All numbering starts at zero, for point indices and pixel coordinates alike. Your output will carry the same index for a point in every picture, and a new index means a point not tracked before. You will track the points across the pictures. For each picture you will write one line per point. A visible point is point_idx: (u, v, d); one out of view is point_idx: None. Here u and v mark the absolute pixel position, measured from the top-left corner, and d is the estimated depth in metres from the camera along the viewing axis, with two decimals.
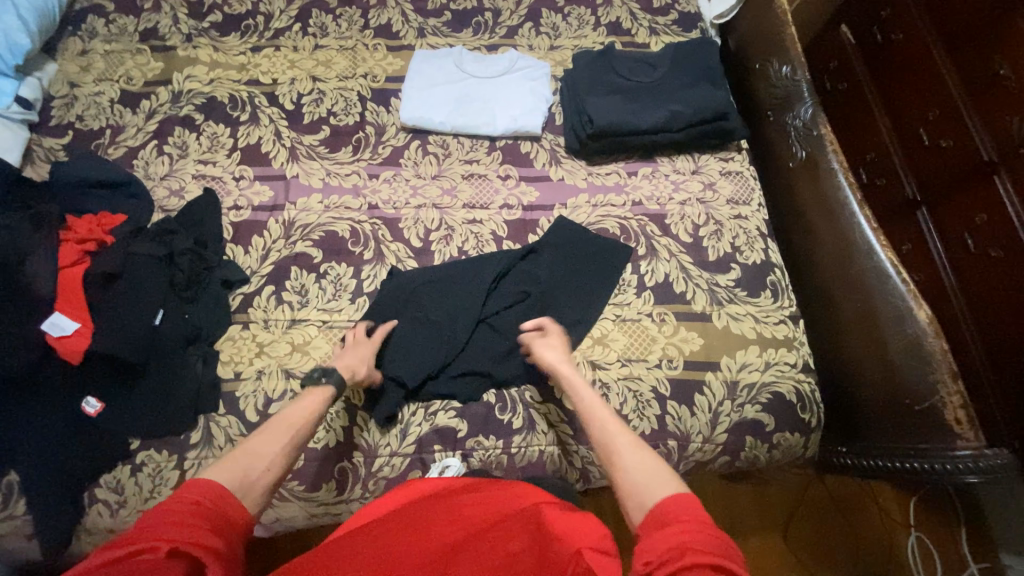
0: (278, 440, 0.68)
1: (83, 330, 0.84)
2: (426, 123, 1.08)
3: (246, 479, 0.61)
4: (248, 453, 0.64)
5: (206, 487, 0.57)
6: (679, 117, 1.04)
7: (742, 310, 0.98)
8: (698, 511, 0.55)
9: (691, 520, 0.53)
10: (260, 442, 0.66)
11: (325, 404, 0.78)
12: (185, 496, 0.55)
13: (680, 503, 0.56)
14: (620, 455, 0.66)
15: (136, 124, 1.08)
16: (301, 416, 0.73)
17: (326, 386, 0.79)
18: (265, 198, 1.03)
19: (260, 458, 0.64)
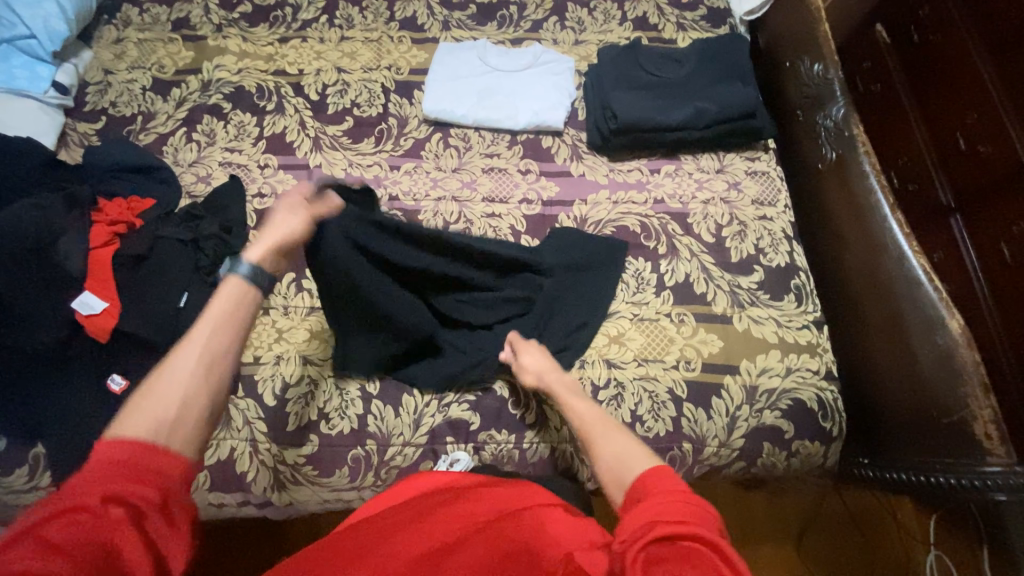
0: (188, 368, 0.51)
1: (111, 310, 0.86)
2: (448, 115, 1.08)
3: (164, 420, 0.47)
4: (158, 391, 0.49)
5: (120, 438, 0.45)
6: (705, 115, 1.02)
7: (764, 314, 0.96)
8: (671, 481, 0.52)
9: (663, 493, 0.50)
10: (171, 373, 0.50)
11: (253, 299, 0.59)
12: (103, 451, 0.44)
13: (656, 478, 0.53)
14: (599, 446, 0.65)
15: (166, 111, 1.10)
16: (218, 326, 0.55)
17: (240, 278, 0.58)
18: (289, 186, 1.05)
19: (176, 390, 0.50)
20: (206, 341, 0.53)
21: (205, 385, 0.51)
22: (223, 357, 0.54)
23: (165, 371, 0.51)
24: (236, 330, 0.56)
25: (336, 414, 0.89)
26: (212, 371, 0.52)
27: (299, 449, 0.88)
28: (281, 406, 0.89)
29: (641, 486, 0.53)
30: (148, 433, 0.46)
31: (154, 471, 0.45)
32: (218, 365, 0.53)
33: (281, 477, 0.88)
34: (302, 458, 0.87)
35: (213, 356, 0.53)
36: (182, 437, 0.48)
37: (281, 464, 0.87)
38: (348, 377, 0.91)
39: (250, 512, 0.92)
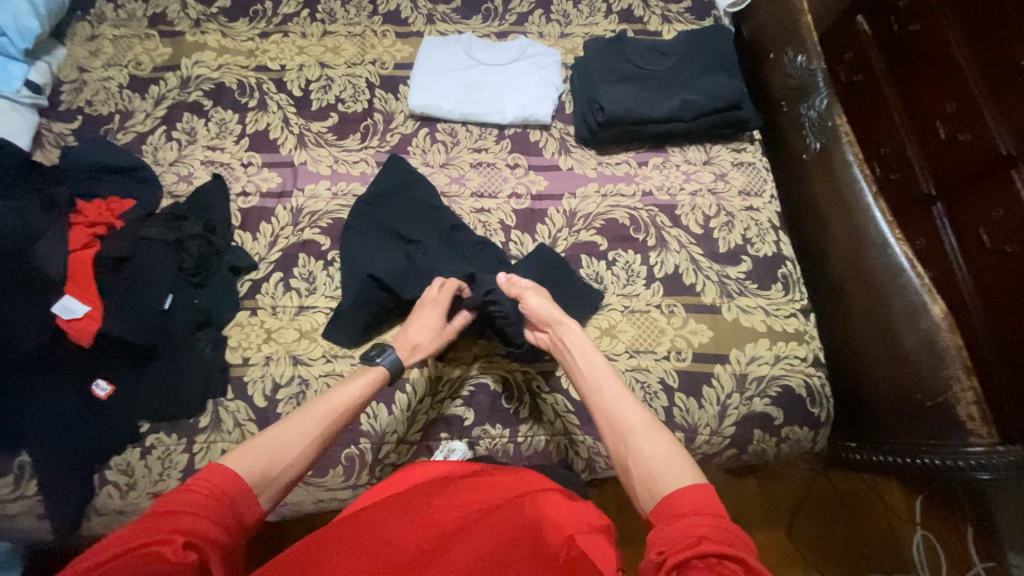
0: (309, 429, 0.68)
1: (94, 313, 0.83)
2: (434, 110, 1.07)
3: (272, 471, 0.63)
4: (277, 440, 0.65)
5: (227, 469, 0.59)
6: (691, 106, 1.02)
7: (752, 303, 0.97)
8: (711, 503, 0.55)
9: (706, 513, 0.53)
10: (292, 428, 0.67)
11: (372, 389, 0.78)
12: (209, 479, 0.57)
13: (699, 495, 0.56)
14: (637, 439, 0.66)
15: (144, 110, 1.08)
16: (339, 405, 0.73)
17: (382, 368, 0.81)
18: (274, 184, 1.03)
19: (293, 446, 0.66)
20: (325, 413, 0.71)
21: (310, 448, 0.68)
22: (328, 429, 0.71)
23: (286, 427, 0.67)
24: (347, 411, 0.74)
25: None
26: (321, 437, 0.69)
27: None
28: (273, 407, 0.88)
29: (680, 501, 0.56)
30: (258, 471, 0.61)
31: (241, 511, 0.57)
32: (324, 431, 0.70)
33: None
34: None
35: (326, 424, 0.70)
36: (272, 488, 0.63)
37: None
38: (339, 375, 0.90)
39: None
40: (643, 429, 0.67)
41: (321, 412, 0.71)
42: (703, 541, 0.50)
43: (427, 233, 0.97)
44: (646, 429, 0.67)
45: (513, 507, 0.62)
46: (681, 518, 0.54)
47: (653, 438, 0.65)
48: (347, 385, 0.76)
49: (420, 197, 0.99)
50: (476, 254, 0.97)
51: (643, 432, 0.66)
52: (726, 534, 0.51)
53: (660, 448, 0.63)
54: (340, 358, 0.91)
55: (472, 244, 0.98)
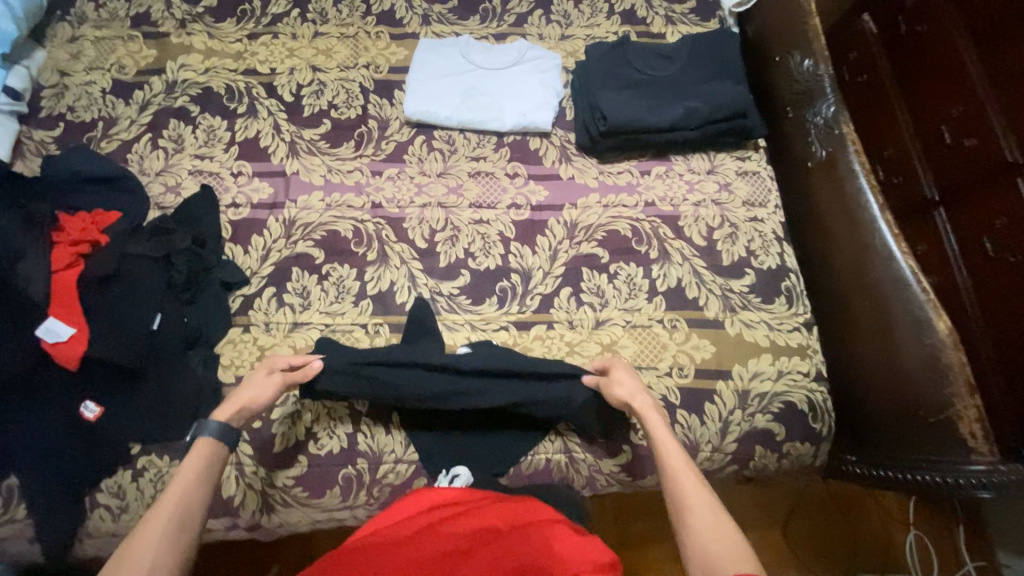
0: (159, 524, 0.62)
1: (80, 336, 0.80)
2: (431, 117, 1.04)
3: None
4: (130, 558, 0.59)
5: None
6: (695, 115, 0.99)
7: (755, 317, 0.96)
8: (750, 575, 0.56)
9: None
10: (142, 535, 0.61)
11: (212, 458, 0.72)
12: None
13: (742, 570, 0.56)
14: (688, 510, 0.65)
15: (128, 116, 1.04)
16: (180, 492, 0.66)
17: (208, 440, 0.73)
18: (265, 195, 1.00)
19: (144, 554, 0.59)
20: (172, 509, 0.64)
21: (172, 546, 0.61)
22: (191, 511, 0.65)
23: (132, 543, 0.60)
24: (194, 499, 0.66)
25: (325, 433, 0.87)
26: (179, 531, 0.63)
27: (287, 470, 0.85)
28: (267, 427, 0.86)
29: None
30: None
31: None
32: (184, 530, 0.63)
33: (269, 500, 0.85)
34: (291, 480, 0.85)
35: (182, 517, 0.64)
36: None
37: (269, 486, 0.85)
38: (335, 394, 0.89)
39: (238, 536, 0.89)
40: (711, 529, 0.62)
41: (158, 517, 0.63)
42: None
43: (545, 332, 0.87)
44: (699, 504, 0.65)
45: (520, 535, 0.61)
46: None
47: (703, 500, 0.66)
48: (185, 462, 0.70)
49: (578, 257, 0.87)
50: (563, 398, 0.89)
51: (695, 507, 0.65)
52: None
53: (708, 522, 0.63)
54: None
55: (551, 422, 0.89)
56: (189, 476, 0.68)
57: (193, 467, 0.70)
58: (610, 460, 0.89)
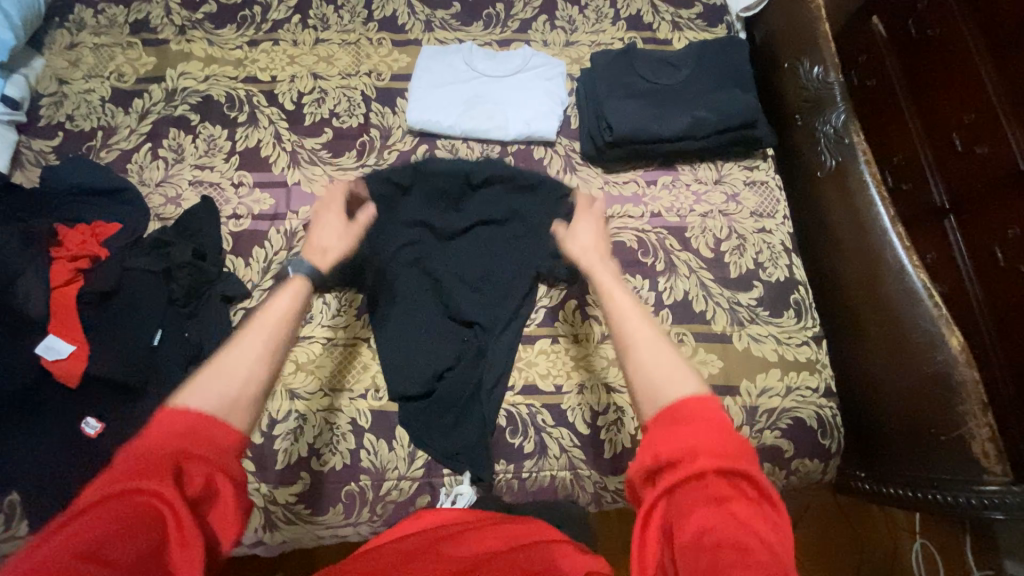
0: (256, 338, 0.58)
1: (79, 353, 0.80)
2: (434, 126, 1.02)
3: (228, 394, 0.54)
4: (226, 364, 0.56)
5: (184, 413, 0.51)
6: (703, 125, 0.97)
7: (764, 331, 0.94)
8: (709, 410, 0.50)
9: (706, 422, 0.49)
10: (240, 347, 0.58)
11: (305, 297, 0.65)
12: (166, 422, 0.50)
13: (691, 402, 0.51)
14: (633, 344, 0.59)
15: (128, 125, 1.03)
16: (280, 318, 0.61)
17: (302, 278, 0.67)
18: (266, 206, 0.98)
19: (239, 364, 0.56)
20: (268, 328, 0.60)
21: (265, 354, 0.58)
22: (283, 343, 0.60)
23: (226, 358, 0.56)
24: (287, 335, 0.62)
25: (327, 449, 0.86)
26: (276, 349, 0.59)
27: (289, 487, 0.85)
28: (269, 443, 0.86)
29: (676, 405, 0.51)
30: (214, 403, 0.52)
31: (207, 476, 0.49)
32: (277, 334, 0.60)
33: (272, 517, 0.84)
34: (294, 497, 0.84)
35: (285, 341, 0.60)
36: (238, 436, 0.53)
37: (271, 503, 0.84)
38: (337, 410, 0.88)
39: (242, 552, 0.88)
40: (647, 326, 0.60)
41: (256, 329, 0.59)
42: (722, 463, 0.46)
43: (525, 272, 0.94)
44: (642, 335, 0.60)
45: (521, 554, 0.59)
46: (677, 422, 0.50)
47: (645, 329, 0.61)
48: (276, 298, 0.64)
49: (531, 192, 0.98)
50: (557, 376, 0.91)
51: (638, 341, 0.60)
52: (718, 431, 0.48)
53: (657, 355, 0.57)
54: (339, 392, 0.89)
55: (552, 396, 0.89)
56: (286, 317, 0.62)
57: (288, 306, 0.63)
58: (616, 477, 0.88)
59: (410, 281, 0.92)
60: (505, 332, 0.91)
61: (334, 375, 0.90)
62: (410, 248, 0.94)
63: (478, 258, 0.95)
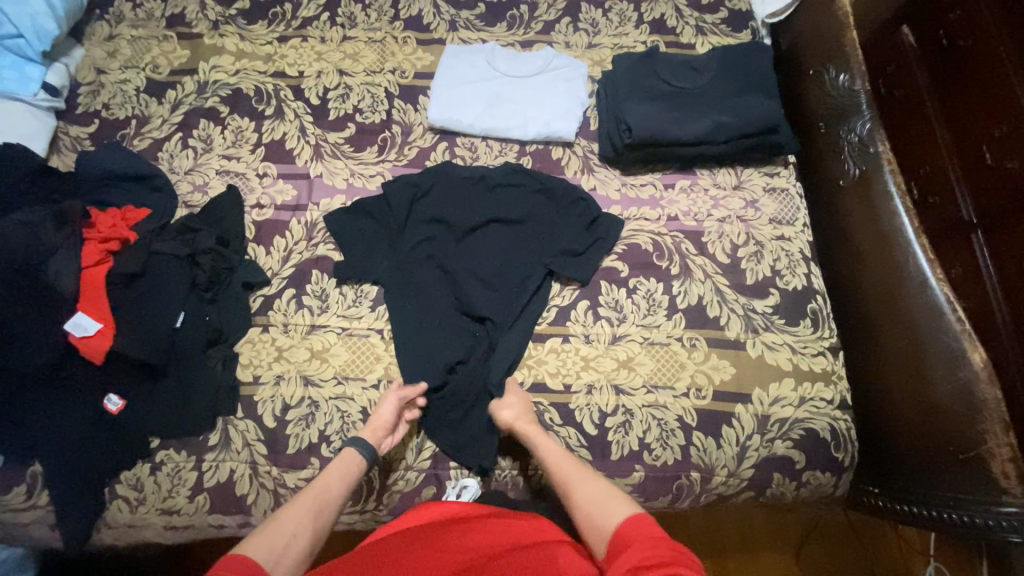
0: (304, 513, 0.68)
1: (106, 330, 0.83)
2: (454, 124, 1.04)
3: (277, 549, 0.62)
4: (279, 525, 0.65)
5: (244, 559, 0.59)
6: (723, 130, 0.97)
7: (778, 340, 0.93)
8: (651, 529, 0.61)
9: (647, 536, 0.59)
10: (288, 518, 0.66)
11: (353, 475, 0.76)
12: (231, 563, 0.58)
13: (636, 522, 0.62)
14: (574, 485, 0.72)
15: (160, 115, 1.06)
16: (321, 497, 0.71)
17: (352, 453, 0.78)
18: (288, 197, 1.01)
19: (284, 534, 0.64)
20: (311, 502, 0.70)
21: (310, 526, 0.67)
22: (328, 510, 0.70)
23: (276, 520, 0.65)
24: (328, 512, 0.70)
25: (337, 437, 0.87)
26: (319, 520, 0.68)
27: (299, 472, 0.86)
28: (282, 428, 0.88)
29: (622, 533, 0.62)
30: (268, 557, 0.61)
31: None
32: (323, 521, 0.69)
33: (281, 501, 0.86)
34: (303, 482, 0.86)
35: (320, 518, 0.69)
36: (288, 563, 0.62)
37: (281, 487, 0.86)
38: (349, 399, 0.89)
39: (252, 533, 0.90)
40: (583, 479, 0.73)
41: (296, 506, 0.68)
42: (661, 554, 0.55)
43: (535, 267, 0.95)
44: (587, 480, 0.73)
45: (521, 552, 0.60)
46: (627, 547, 0.59)
47: (587, 475, 0.74)
48: (329, 469, 0.75)
49: (543, 194, 0.99)
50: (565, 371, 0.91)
51: (584, 487, 0.72)
52: (651, 538, 0.59)
53: (597, 496, 0.69)
54: (351, 381, 0.90)
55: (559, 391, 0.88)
56: (336, 489, 0.73)
57: (335, 484, 0.74)
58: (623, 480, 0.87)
59: (423, 273, 0.94)
60: (513, 324, 0.92)
61: (347, 364, 0.91)
62: (423, 241, 0.95)
63: (489, 252, 0.95)
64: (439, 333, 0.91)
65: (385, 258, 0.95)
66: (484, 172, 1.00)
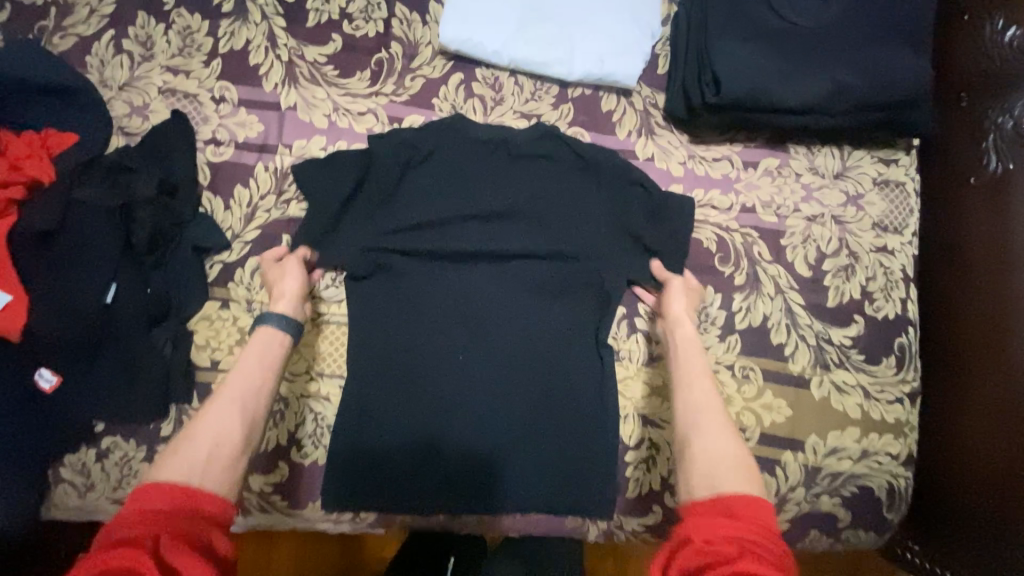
0: (228, 414, 0.58)
1: (16, 304, 0.66)
2: (473, 49, 0.76)
3: (197, 457, 0.54)
4: (198, 431, 0.56)
5: (159, 485, 0.50)
6: (839, 95, 0.70)
7: (851, 380, 0.75)
8: (762, 515, 0.50)
9: (755, 523, 0.49)
10: (208, 421, 0.57)
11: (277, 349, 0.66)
12: (139, 499, 0.49)
13: (754, 509, 0.50)
14: (700, 424, 0.60)
15: (88, 2, 0.79)
16: (248, 379, 0.62)
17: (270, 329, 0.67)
18: (253, 133, 0.78)
19: (206, 445, 0.55)
20: (237, 404, 0.59)
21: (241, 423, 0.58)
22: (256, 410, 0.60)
23: (192, 432, 0.56)
24: (254, 396, 0.61)
25: (309, 441, 0.75)
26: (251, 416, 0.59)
27: (267, 476, 0.74)
28: None
29: (736, 501, 0.51)
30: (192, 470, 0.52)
31: (199, 497, 0.51)
32: (252, 416, 0.60)
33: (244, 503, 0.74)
34: (269, 486, 0.74)
35: (248, 412, 0.60)
36: None
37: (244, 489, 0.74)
38: (326, 399, 0.75)
39: None
40: (712, 417, 0.60)
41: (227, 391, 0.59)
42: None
43: (566, 270, 0.74)
44: (715, 419, 0.60)
45: None
46: (730, 518, 0.50)
47: (711, 397, 0.62)
48: (244, 357, 0.64)
49: (586, 171, 0.75)
50: (595, 411, 0.73)
51: (711, 422, 0.60)
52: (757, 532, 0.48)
53: (719, 450, 0.57)
54: (328, 378, 0.76)
55: (594, 429, 0.73)
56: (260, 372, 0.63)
57: (261, 363, 0.64)
58: (637, 520, 0.75)
59: (409, 259, 0.74)
60: (539, 344, 0.74)
61: (323, 357, 0.76)
62: (418, 217, 0.74)
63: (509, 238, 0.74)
64: (439, 340, 0.73)
65: (367, 237, 0.73)
66: (506, 133, 0.75)
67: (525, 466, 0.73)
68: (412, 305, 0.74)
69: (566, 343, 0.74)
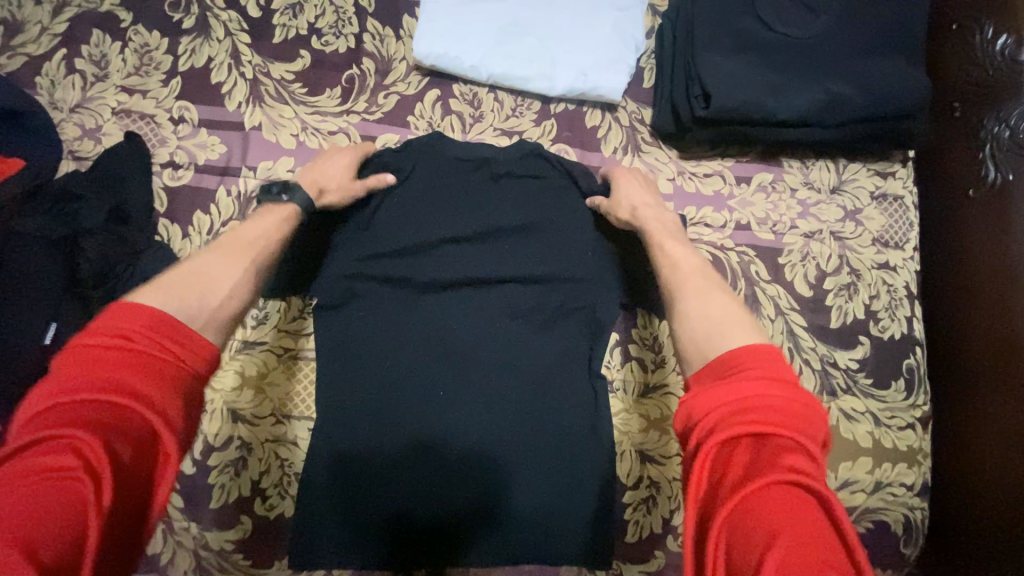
0: (234, 262, 0.50)
1: None
2: (450, 64, 0.72)
3: (209, 298, 0.46)
4: (203, 269, 0.48)
5: (134, 311, 0.40)
6: (834, 106, 0.67)
7: (859, 406, 0.71)
8: (779, 367, 0.41)
9: (770, 373, 0.40)
10: (212, 264, 0.49)
11: (291, 226, 0.58)
12: (112, 319, 0.39)
13: (758, 356, 0.42)
14: (688, 293, 0.52)
15: (37, 20, 0.74)
16: (254, 241, 0.54)
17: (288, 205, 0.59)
18: (215, 155, 0.73)
19: (210, 283, 0.47)
20: (244, 254, 0.52)
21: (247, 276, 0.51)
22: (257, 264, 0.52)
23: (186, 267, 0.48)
24: (257, 249, 0.53)
25: (274, 491, 0.68)
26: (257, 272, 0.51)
27: (226, 532, 0.67)
28: (202, 476, 0.67)
29: (738, 358, 0.42)
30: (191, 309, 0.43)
31: (184, 354, 0.40)
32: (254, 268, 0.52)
33: (203, 564, 0.67)
34: (230, 544, 0.67)
35: (253, 262, 0.52)
36: None
37: (202, 548, 0.67)
38: (295, 444, 0.69)
39: None
40: (698, 288, 0.53)
41: (222, 250, 0.51)
42: (776, 566, 0.30)
43: (554, 295, 0.69)
44: (700, 285, 0.53)
45: None
46: (733, 376, 0.41)
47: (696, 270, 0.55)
48: (260, 219, 0.57)
49: (571, 191, 0.71)
50: (591, 449, 0.67)
51: (696, 291, 0.52)
52: (795, 414, 0.38)
53: (717, 307, 0.50)
54: (297, 420, 0.69)
55: (592, 468, 0.67)
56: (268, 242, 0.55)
57: (265, 230, 0.56)
58: (637, 567, 0.69)
59: (384, 288, 0.68)
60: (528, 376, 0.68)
61: (292, 397, 0.69)
62: (394, 242, 0.68)
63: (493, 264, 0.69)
64: (416, 376, 0.67)
65: (338, 265, 0.68)
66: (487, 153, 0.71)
67: (516, 511, 0.65)
68: (388, 337, 0.67)
69: (557, 373, 0.68)
